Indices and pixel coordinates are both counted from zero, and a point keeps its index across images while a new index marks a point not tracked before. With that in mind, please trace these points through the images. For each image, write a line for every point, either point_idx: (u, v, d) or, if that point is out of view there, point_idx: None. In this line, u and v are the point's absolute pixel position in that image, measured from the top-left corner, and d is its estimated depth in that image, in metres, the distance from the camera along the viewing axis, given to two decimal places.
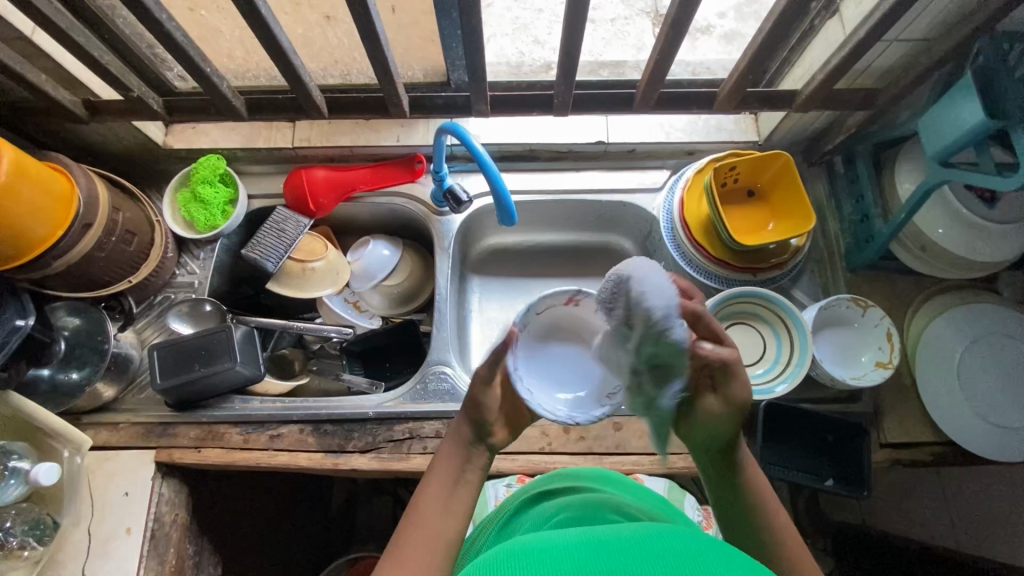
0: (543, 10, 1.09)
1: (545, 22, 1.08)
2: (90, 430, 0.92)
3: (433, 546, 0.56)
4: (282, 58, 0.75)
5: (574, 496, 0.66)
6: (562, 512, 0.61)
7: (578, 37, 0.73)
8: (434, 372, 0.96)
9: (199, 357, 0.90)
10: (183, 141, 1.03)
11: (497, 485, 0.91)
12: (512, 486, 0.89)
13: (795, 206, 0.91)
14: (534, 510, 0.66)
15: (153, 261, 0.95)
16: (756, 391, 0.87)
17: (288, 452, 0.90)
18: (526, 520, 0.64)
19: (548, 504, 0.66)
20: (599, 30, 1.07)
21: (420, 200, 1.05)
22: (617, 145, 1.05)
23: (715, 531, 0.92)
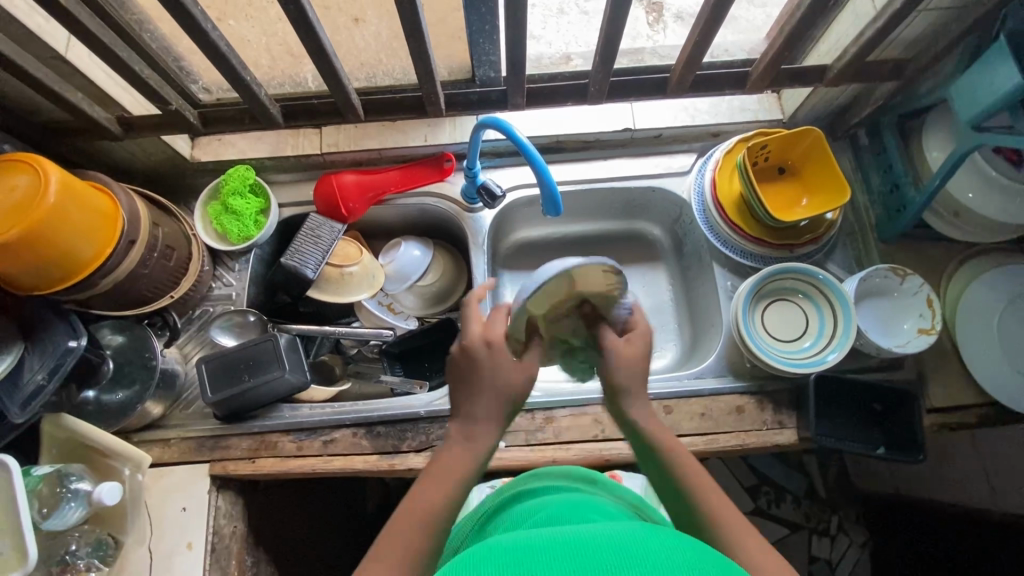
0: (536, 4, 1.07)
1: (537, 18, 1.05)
2: (142, 448, 0.92)
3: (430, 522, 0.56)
4: (325, 62, 0.76)
5: (554, 494, 0.69)
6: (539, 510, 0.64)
7: (620, 21, 0.73)
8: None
9: (246, 368, 0.90)
10: (210, 153, 1.03)
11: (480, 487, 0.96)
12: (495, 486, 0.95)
13: (828, 180, 0.92)
14: (516, 506, 0.69)
15: (192, 275, 0.94)
16: (806, 364, 0.88)
17: (343, 456, 0.90)
18: (504, 517, 0.68)
19: (525, 502, 0.69)
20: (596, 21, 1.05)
21: (452, 198, 1.06)
22: (643, 131, 1.06)
23: None
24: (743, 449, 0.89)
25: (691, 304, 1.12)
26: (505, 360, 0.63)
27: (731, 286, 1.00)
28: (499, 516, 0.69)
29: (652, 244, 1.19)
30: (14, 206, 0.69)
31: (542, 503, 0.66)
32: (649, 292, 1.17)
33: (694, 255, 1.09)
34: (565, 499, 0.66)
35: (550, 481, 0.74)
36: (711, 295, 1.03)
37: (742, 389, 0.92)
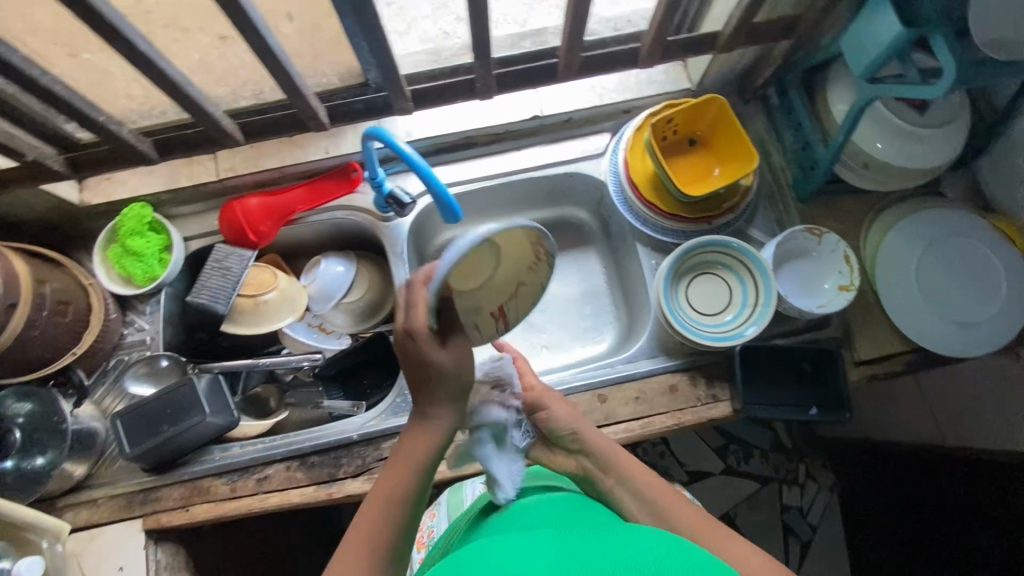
0: None
1: None
2: (70, 512, 0.88)
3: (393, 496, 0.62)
4: (180, 93, 0.73)
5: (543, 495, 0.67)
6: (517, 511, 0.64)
7: (485, 9, 0.69)
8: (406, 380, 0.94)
9: (165, 417, 0.87)
10: (101, 194, 0.98)
11: (473, 482, 0.90)
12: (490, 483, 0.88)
13: (736, 148, 0.91)
14: (506, 507, 0.66)
15: (95, 328, 0.90)
16: (726, 337, 0.88)
17: (278, 492, 0.88)
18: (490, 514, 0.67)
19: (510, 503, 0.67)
20: None
21: (364, 209, 1.02)
22: (553, 117, 1.02)
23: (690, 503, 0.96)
24: (680, 427, 0.89)
25: (626, 285, 1.10)
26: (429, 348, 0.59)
27: (656, 264, 0.98)
28: (492, 515, 0.66)
29: (581, 228, 1.17)
30: None
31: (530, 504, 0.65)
32: (583, 278, 1.15)
33: (621, 237, 1.08)
34: (545, 501, 0.65)
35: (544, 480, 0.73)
36: (639, 276, 1.02)
37: (675, 367, 0.92)
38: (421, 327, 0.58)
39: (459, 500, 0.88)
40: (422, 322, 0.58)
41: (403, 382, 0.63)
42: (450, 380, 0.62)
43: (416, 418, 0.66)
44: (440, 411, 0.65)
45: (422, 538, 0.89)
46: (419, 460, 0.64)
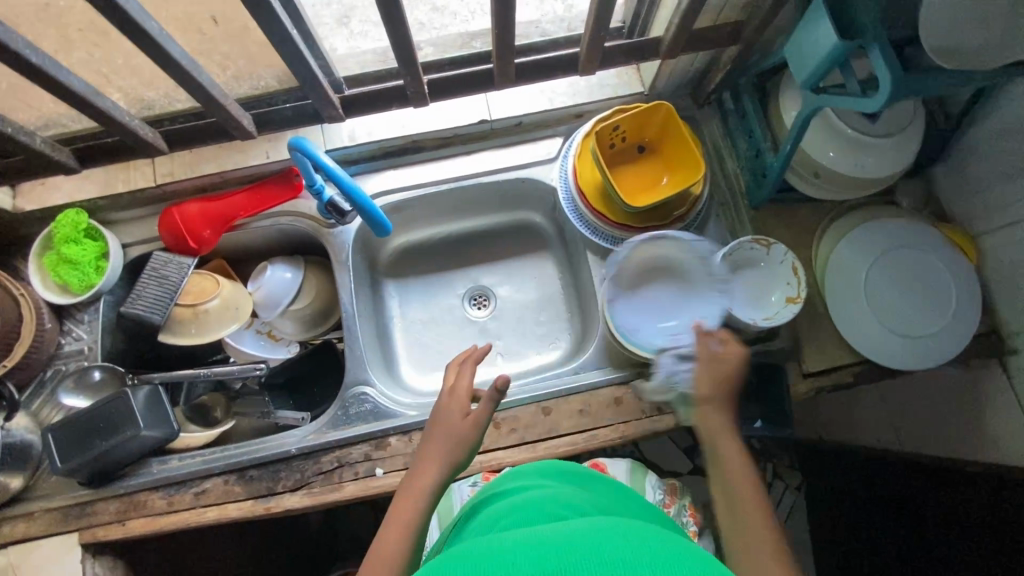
0: None
1: None
2: (5, 525, 0.87)
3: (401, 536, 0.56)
4: (88, 105, 0.70)
5: (525, 494, 0.68)
6: (504, 516, 0.64)
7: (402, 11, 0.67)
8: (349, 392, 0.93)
9: (98, 430, 0.85)
10: (35, 201, 0.95)
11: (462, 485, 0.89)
12: (478, 485, 0.88)
13: (684, 156, 0.88)
14: (494, 509, 0.67)
15: (27, 337, 0.88)
16: (664, 351, 0.87)
17: (216, 506, 0.87)
18: (476, 522, 0.66)
19: (491, 508, 0.68)
20: None
21: (308, 215, 1.00)
22: (502, 121, 1.00)
23: (676, 510, 0.95)
24: (623, 441, 0.88)
25: (580, 292, 1.09)
26: (456, 409, 0.66)
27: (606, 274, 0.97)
28: (482, 516, 0.67)
29: (537, 234, 1.15)
30: None
31: (508, 509, 0.65)
32: (539, 284, 1.14)
33: (574, 243, 1.06)
34: (524, 501, 0.66)
35: (526, 479, 0.73)
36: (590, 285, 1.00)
37: (621, 380, 0.91)
38: (461, 396, 0.67)
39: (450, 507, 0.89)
40: (465, 392, 0.67)
41: (421, 448, 0.65)
42: (469, 445, 0.65)
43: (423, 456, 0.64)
44: (448, 455, 0.63)
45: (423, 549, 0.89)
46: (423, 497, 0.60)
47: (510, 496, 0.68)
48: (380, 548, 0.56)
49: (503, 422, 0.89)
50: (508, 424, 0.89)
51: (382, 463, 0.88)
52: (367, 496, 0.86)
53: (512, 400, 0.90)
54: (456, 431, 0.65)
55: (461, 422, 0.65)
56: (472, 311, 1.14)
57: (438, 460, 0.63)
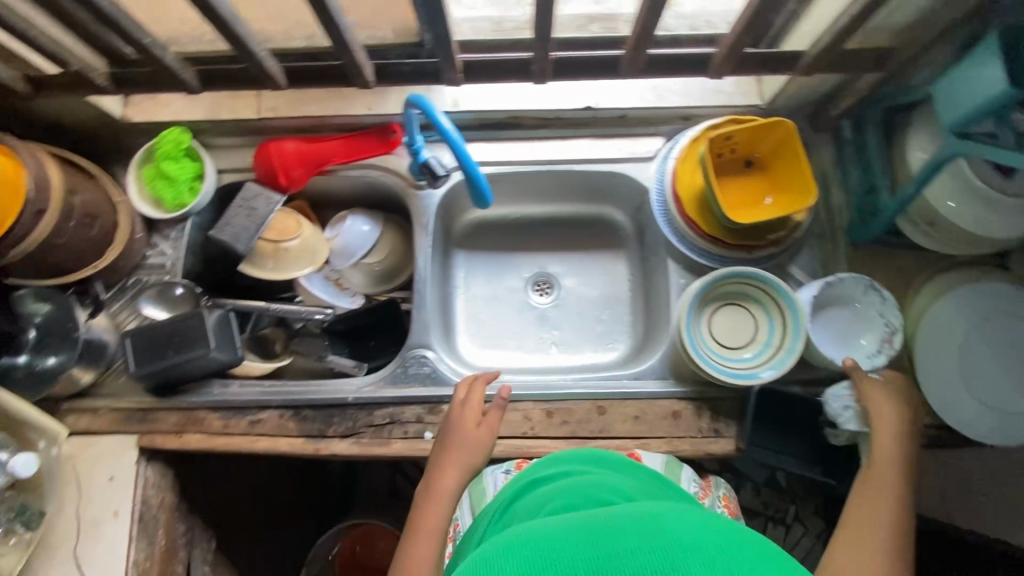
0: None
1: None
2: (71, 416, 0.91)
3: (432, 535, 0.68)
4: (223, 24, 0.70)
5: (560, 483, 0.71)
6: (552, 501, 0.66)
7: None
8: (413, 353, 0.94)
9: (172, 343, 0.88)
10: (143, 113, 0.97)
11: (494, 471, 0.85)
12: (510, 473, 0.84)
13: (794, 180, 0.85)
14: (534, 495, 0.71)
15: (120, 244, 0.90)
16: (740, 375, 0.83)
17: (269, 437, 0.89)
18: (521, 508, 0.70)
19: (534, 493, 0.71)
20: None
21: (397, 172, 1.00)
22: (606, 111, 0.97)
23: (710, 502, 0.84)
24: (674, 455, 0.86)
25: (648, 297, 1.07)
26: (468, 423, 0.80)
27: (685, 284, 0.95)
28: (526, 500, 0.71)
29: (614, 231, 1.13)
30: None
31: (554, 493, 0.68)
32: (607, 282, 1.12)
33: (654, 248, 1.03)
34: (568, 486, 0.68)
35: (564, 467, 0.76)
36: (664, 293, 0.98)
37: (682, 395, 0.89)
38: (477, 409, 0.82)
39: (481, 491, 0.84)
40: (475, 403, 0.82)
41: (439, 455, 0.77)
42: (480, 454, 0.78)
43: (439, 464, 0.76)
44: (461, 460, 0.76)
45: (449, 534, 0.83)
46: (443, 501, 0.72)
47: (550, 484, 0.72)
48: (416, 536, 0.68)
49: (555, 413, 0.89)
50: (560, 415, 0.88)
51: (431, 428, 0.89)
52: (412, 457, 0.88)
53: (569, 391, 0.89)
54: (470, 444, 0.78)
55: (480, 430, 0.80)
56: (533, 296, 1.13)
57: (456, 467, 0.75)
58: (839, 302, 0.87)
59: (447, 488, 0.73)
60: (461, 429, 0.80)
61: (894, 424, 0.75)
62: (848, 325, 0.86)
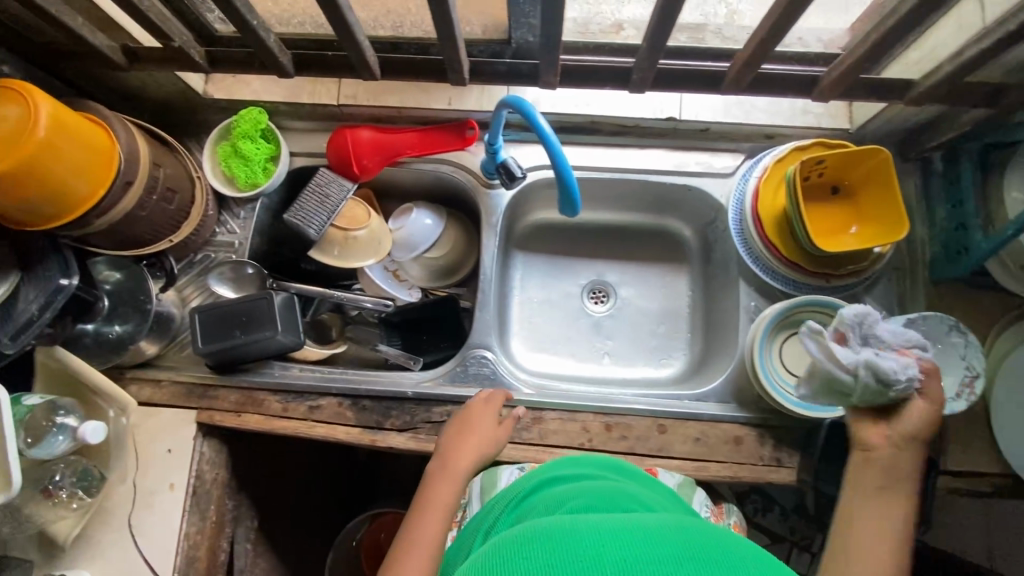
0: None
1: None
2: (134, 385, 0.92)
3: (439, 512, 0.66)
4: (336, 14, 0.69)
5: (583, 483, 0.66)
6: (571, 499, 0.62)
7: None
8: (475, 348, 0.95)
9: (239, 323, 0.88)
10: (223, 91, 0.97)
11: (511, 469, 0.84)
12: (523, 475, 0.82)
13: (884, 211, 0.82)
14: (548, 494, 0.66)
15: (194, 220, 0.91)
16: (817, 408, 0.82)
17: (326, 424, 0.90)
18: (533, 502, 0.66)
19: (548, 490, 0.67)
20: None
21: (470, 170, 0.99)
22: (688, 123, 0.95)
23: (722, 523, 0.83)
24: (733, 481, 0.85)
25: (709, 314, 1.05)
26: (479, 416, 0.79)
27: (754, 307, 0.93)
28: (540, 497, 0.66)
29: (677, 244, 1.11)
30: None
31: (573, 493, 0.64)
32: (666, 295, 1.10)
33: (722, 265, 1.01)
34: (589, 489, 0.64)
35: (579, 469, 0.72)
36: (730, 314, 0.96)
37: (744, 420, 0.87)
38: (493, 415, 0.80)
39: (492, 480, 0.82)
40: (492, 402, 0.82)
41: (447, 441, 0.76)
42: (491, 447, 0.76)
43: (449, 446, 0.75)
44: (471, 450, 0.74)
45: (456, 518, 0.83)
46: (451, 484, 0.69)
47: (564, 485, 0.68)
48: (424, 512, 0.66)
49: (615, 427, 0.87)
50: (620, 429, 0.87)
51: None
52: None
53: (631, 407, 0.88)
54: (482, 434, 0.77)
55: (495, 434, 0.78)
56: (589, 304, 1.12)
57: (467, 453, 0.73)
58: (921, 340, 0.84)
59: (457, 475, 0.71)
60: (472, 419, 0.79)
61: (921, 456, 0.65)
62: (927, 364, 0.83)
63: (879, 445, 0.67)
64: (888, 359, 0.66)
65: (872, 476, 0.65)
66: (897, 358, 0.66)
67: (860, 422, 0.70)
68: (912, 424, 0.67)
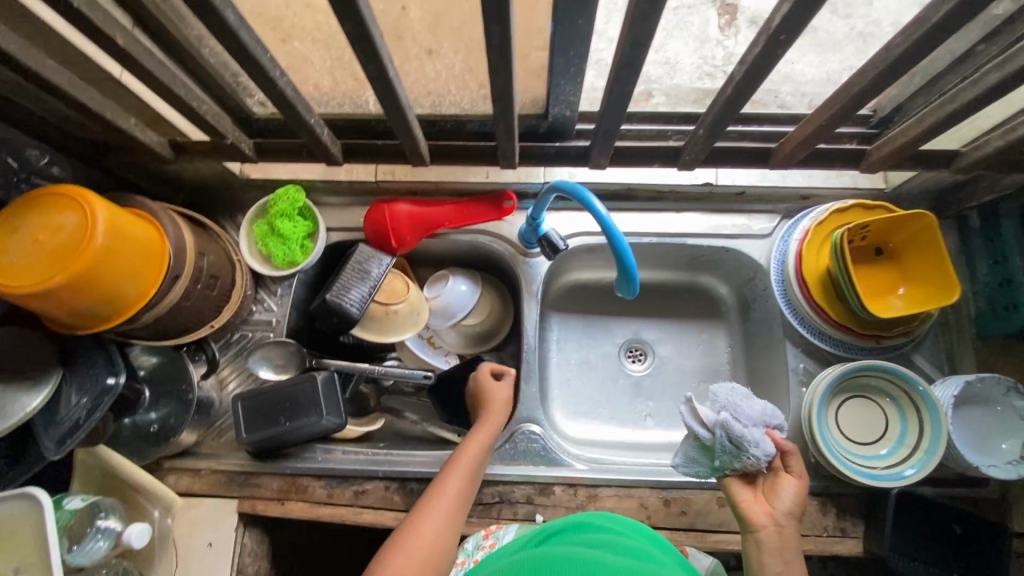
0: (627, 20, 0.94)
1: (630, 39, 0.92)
2: (172, 476, 0.89)
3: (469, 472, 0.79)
4: (395, 108, 0.69)
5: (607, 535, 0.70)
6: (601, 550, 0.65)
7: (744, 96, 0.63)
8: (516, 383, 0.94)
9: (283, 409, 0.86)
10: (261, 170, 0.96)
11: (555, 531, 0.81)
12: None
13: (931, 273, 0.82)
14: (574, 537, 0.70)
15: (234, 304, 0.89)
16: (883, 477, 0.80)
17: (374, 509, 0.87)
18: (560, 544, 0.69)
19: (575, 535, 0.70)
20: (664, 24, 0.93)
21: (509, 239, 1.00)
22: (725, 187, 0.96)
23: None
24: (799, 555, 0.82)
25: (752, 373, 1.03)
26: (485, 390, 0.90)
27: (803, 369, 0.92)
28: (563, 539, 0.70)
29: (713, 301, 1.10)
30: (55, 249, 0.62)
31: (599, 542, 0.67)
32: (705, 353, 1.09)
33: (764, 324, 1.00)
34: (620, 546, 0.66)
35: (610, 523, 0.74)
36: (778, 375, 0.95)
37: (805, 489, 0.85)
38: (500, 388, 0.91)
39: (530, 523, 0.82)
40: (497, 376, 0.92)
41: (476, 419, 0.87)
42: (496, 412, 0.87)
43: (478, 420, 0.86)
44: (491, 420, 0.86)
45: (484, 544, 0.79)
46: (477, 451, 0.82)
47: (584, 532, 0.71)
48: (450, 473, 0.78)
49: (673, 501, 0.85)
50: (678, 503, 0.85)
51: (543, 510, 0.85)
52: None
53: (688, 479, 0.85)
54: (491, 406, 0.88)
55: (499, 407, 0.88)
56: (627, 365, 1.10)
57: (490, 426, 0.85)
58: (975, 401, 0.83)
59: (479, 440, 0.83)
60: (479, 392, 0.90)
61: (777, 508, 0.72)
62: (985, 426, 0.82)
63: (762, 523, 0.71)
64: (751, 430, 0.74)
65: (770, 556, 0.68)
66: (757, 431, 0.74)
67: (734, 487, 0.75)
68: (785, 500, 0.72)
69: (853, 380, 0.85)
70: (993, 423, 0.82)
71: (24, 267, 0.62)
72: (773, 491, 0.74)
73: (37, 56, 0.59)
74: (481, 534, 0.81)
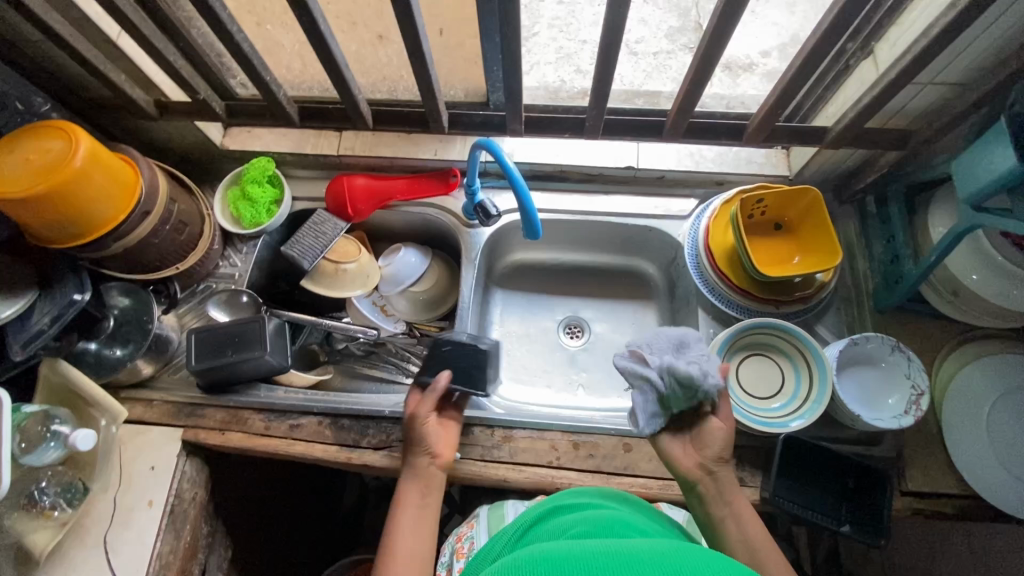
0: (587, 42, 1.15)
1: (588, 53, 1.13)
2: (128, 404, 0.97)
3: (417, 537, 0.72)
4: (336, 71, 0.82)
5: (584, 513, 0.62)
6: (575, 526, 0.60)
7: (612, 64, 0.76)
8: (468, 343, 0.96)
9: (232, 343, 0.95)
10: (238, 143, 1.10)
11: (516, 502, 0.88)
12: None
13: (821, 242, 0.91)
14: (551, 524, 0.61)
15: (200, 251, 1.00)
16: (772, 424, 0.87)
17: (305, 442, 0.94)
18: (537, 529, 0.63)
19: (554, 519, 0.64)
20: (640, 61, 1.12)
21: (453, 212, 1.10)
22: (646, 171, 1.07)
23: None
24: None
25: None
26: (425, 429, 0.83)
27: (713, 334, 0.99)
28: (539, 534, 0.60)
29: (645, 283, 1.19)
30: (42, 166, 0.75)
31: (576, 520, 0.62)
32: (637, 331, 1.16)
33: (684, 299, 1.08)
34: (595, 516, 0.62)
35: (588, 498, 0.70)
36: None
37: None
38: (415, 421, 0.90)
39: (500, 516, 0.85)
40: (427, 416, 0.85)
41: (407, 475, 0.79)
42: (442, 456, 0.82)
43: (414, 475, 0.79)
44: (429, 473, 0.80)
45: (461, 549, 0.84)
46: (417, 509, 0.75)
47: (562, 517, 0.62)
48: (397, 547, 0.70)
49: (582, 445, 0.91)
50: (587, 448, 0.91)
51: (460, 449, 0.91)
52: None
53: (597, 425, 0.91)
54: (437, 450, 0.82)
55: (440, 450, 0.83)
56: (565, 339, 1.17)
57: (425, 480, 0.79)
58: (864, 359, 0.90)
59: (420, 472, 0.79)
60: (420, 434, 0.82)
61: (709, 457, 0.75)
62: (877, 384, 0.88)
63: (697, 475, 0.75)
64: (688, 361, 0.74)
65: (714, 506, 0.74)
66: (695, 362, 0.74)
67: (669, 441, 0.78)
68: (712, 447, 0.76)
69: (749, 338, 0.93)
70: (882, 379, 0.88)
71: (15, 177, 0.74)
72: (700, 440, 0.77)
73: (46, 9, 0.74)
74: (458, 541, 0.87)
